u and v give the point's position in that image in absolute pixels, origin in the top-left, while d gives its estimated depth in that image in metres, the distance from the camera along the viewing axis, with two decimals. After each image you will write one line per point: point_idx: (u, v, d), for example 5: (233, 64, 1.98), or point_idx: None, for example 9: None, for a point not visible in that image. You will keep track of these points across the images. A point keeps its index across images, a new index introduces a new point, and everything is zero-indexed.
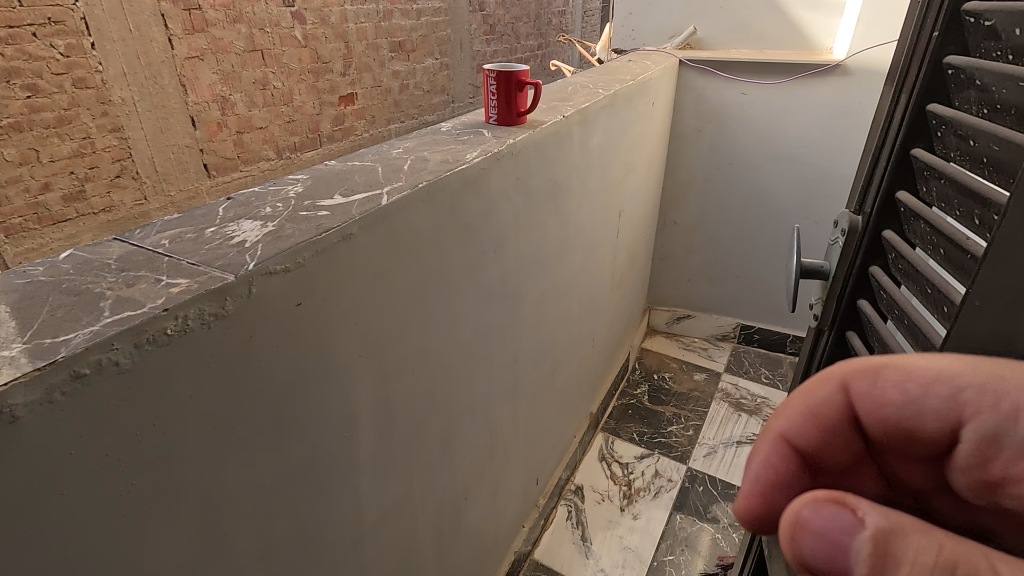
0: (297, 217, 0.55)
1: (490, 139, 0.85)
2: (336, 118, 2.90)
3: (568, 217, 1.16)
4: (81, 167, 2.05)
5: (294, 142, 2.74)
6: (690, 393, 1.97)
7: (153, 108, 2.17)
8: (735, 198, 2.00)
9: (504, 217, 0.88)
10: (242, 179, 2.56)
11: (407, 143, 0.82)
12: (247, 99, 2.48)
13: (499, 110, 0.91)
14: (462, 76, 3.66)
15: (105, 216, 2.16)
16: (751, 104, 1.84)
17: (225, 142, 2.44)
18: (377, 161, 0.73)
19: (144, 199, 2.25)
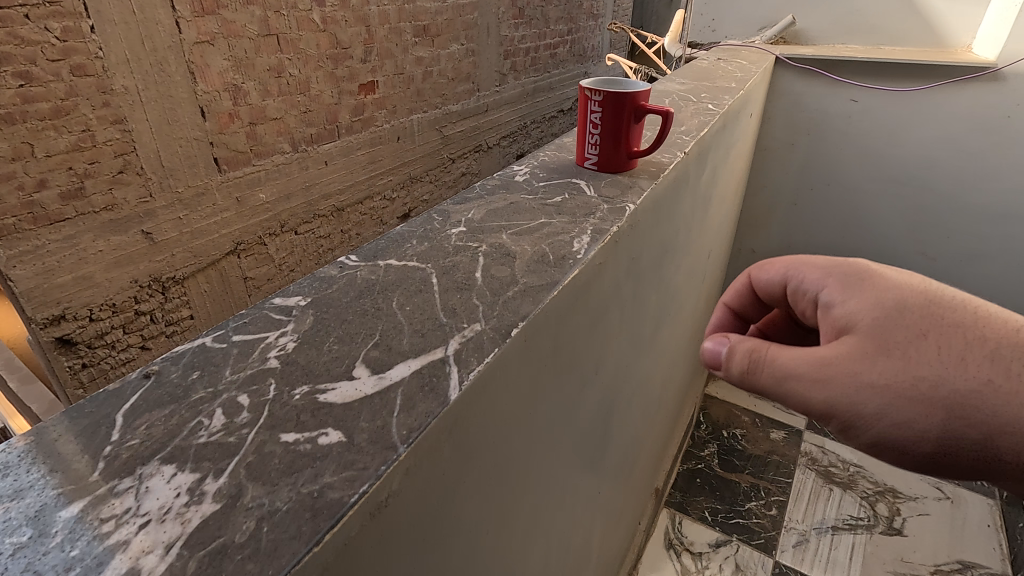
0: (265, 462, 0.26)
1: (598, 204, 0.54)
2: (355, 108, 2.17)
3: (669, 281, 0.85)
4: (81, 163, 1.45)
5: (310, 134, 2.02)
6: (768, 457, 1.66)
7: (157, 98, 1.55)
8: (830, 226, 1.66)
9: (613, 315, 0.58)
10: (252, 177, 1.86)
11: (467, 212, 0.52)
12: (261, 88, 1.81)
13: (603, 150, 0.61)
14: (489, 63, 2.87)
15: (109, 215, 1.53)
16: (862, 115, 1.48)
17: (237, 133, 1.78)
18: (427, 259, 0.43)
19: (150, 196, 1.60)
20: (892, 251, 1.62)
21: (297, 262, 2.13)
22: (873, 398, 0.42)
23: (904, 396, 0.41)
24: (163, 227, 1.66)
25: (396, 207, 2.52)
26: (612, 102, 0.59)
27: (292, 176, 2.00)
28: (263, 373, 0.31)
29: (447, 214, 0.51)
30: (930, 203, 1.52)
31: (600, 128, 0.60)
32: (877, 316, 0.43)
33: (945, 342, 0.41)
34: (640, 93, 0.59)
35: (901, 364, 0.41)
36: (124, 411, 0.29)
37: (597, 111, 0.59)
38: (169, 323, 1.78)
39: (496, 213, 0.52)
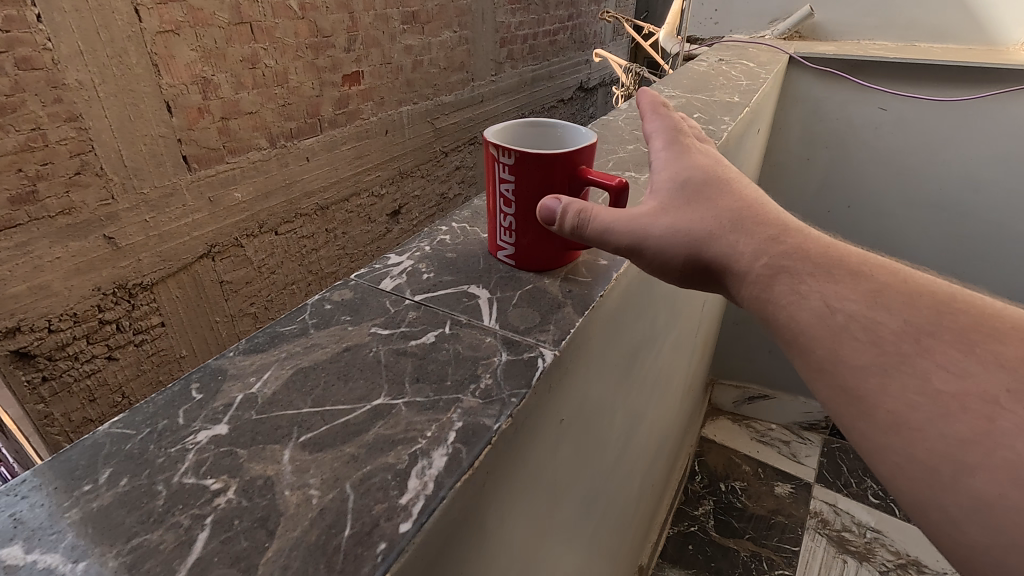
0: None
1: (494, 350, 0.32)
2: (340, 101, 1.66)
3: (641, 380, 0.65)
4: (32, 164, 1.07)
5: (290, 128, 1.54)
6: (771, 518, 1.44)
7: (118, 93, 1.15)
8: None
9: (545, 493, 0.37)
10: (226, 176, 1.40)
11: (255, 375, 0.30)
12: (233, 79, 1.36)
13: (520, 240, 0.39)
14: (485, 53, 2.24)
15: (66, 221, 1.14)
16: (894, 125, 1.24)
17: (208, 130, 1.33)
18: (97, 523, 0.22)
19: (113, 198, 1.19)
20: None
21: (281, 265, 1.63)
22: (651, 227, 0.34)
23: (677, 236, 0.34)
24: (128, 231, 1.24)
25: (385, 204, 1.95)
26: (531, 168, 0.36)
27: (272, 175, 1.52)
28: None
29: (218, 386, 0.29)
30: (968, 229, 1.30)
31: (515, 207, 0.38)
32: (689, 174, 0.37)
33: (741, 210, 0.35)
34: (576, 154, 0.36)
35: (690, 211, 0.35)
36: None
37: (508, 181, 0.37)
38: (140, 333, 1.34)
39: (301, 378, 0.30)
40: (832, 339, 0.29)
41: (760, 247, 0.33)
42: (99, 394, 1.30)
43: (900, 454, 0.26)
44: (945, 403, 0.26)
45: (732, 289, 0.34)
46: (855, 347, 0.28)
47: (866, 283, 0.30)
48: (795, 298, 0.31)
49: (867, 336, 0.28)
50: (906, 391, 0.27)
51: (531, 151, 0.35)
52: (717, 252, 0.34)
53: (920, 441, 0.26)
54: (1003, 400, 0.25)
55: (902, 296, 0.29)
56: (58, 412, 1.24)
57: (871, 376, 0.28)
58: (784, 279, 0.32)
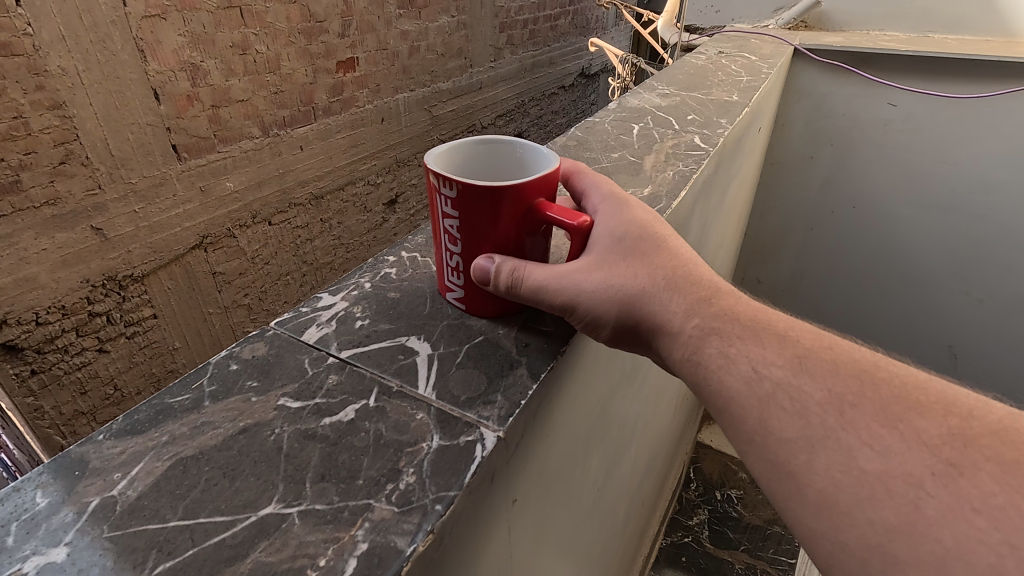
0: None
1: (429, 433, 0.26)
2: (333, 88, 1.59)
3: (623, 414, 0.60)
4: (14, 154, 1.01)
5: (283, 116, 1.47)
6: (768, 528, 1.40)
7: (104, 80, 1.08)
8: (857, 256, 1.39)
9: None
10: (218, 164, 1.34)
11: (122, 470, 0.24)
12: (223, 66, 1.29)
13: (469, 282, 0.33)
14: (485, 35, 2.16)
15: (52, 211, 1.08)
16: (904, 122, 1.17)
17: (198, 118, 1.27)
18: None
19: (99, 187, 1.13)
20: (931, 288, 1.34)
21: (274, 256, 1.57)
22: (585, 285, 0.31)
23: (610, 292, 0.31)
24: (117, 221, 1.18)
25: (380, 194, 1.88)
26: (476, 203, 0.30)
27: (265, 164, 1.45)
28: None
29: (72, 488, 0.23)
30: (976, 235, 1.22)
31: (462, 246, 0.32)
32: (625, 223, 0.34)
33: (676, 267, 0.32)
34: (531, 186, 0.30)
35: (624, 264, 0.32)
36: None
37: (452, 217, 0.31)
38: (132, 325, 1.28)
39: (177, 475, 0.24)
40: (758, 407, 0.26)
41: (691, 307, 0.31)
42: (91, 387, 1.25)
43: (836, 540, 0.22)
44: (869, 483, 0.22)
45: (660, 346, 0.31)
46: (780, 418, 0.25)
47: (788, 347, 0.28)
48: (723, 362, 0.28)
49: (793, 406, 0.25)
50: (830, 467, 0.23)
51: (476, 184, 0.30)
52: (650, 311, 0.31)
53: (851, 528, 0.22)
54: (928, 483, 0.21)
55: (825, 362, 0.26)
56: (48, 405, 1.19)
57: (797, 449, 0.25)
58: (713, 341, 0.29)
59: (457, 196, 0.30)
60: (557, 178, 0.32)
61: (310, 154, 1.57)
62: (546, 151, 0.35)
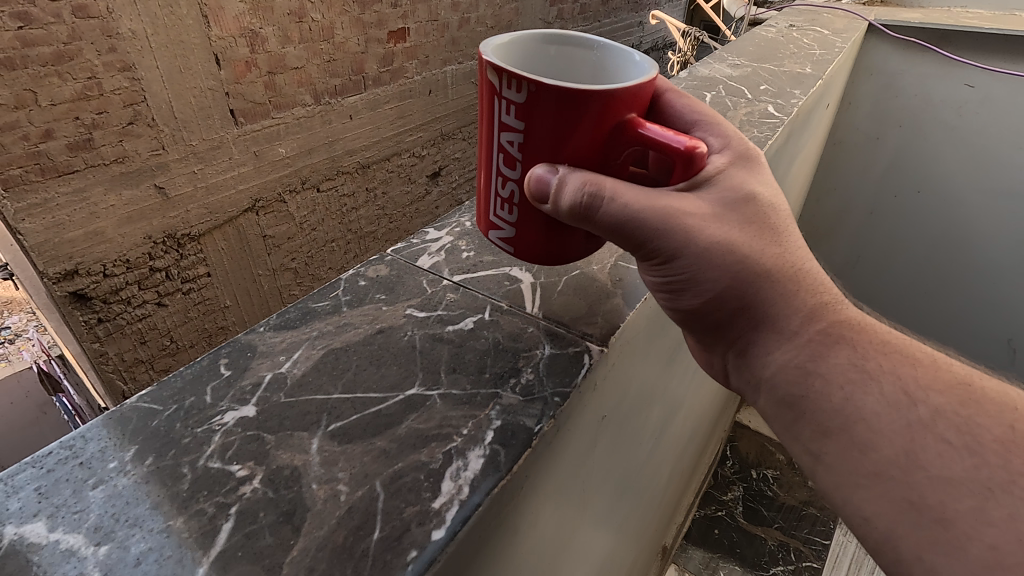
0: None
1: (537, 342, 0.30)
2: (383, 58, 1.61)
3: (680, 372, 0.63)
4: (88, 113, 1.08)
5: (335, 85, 1.51)
6: (802, 509, 1.41)
7: (169, 44, 1.14)
8: (917, 242, 1.35)
9: (573, 496, 0.37)
10: (272, 131, 1.40)
11: (285, 354, 0.29)
12: (279, 33, 1.33)
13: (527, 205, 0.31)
14: (537, 7, 2.14)
15: (121, 169, 1.15)
16: (981, 103, 1.13)
17: (255, 84, 1.32)
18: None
19: (164, 148, 1.20)
20: (995, 281, 1.30)
21: (321, 223, 1.64)
22: (699, 237, 0.29)
23: (727, 255, 0.29)
24: (177, 181, 1.25)
25: (425, 165, 1.92)
26: (555, 110, 0.28)
27: (316, 132, 1.51)
28: None
29: (242, 362, 0.28)
30: None
31: (524, 163, 0.30)
32: (753, 184, 0.32)
33: (795, 250, 0.31)
34: (621, 95, 0.28)
35: (750, 230, 0.30)
36: None
37: (516, 126, 0.29)
38: (186, 283, 1.37)
39: (332, 360, 0.28)
40: (908, 436, 0.26)
41: (815, 306, 0.30)
42: (149, 337, 1.35)
43: None
44: None
45: (762, 338, 0.31)
46: (944, 454, 0.25)
47: (948, 378, 0.27)
48: (862, 380, 0.27)
49: (959, 440, 0.25)
50: (1015, 518, 0.23)
51: (556, 88, 0.27)
52: (764, 293, 0.30)
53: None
54: None
55: (992, 403, 0.26)
56: (112, 351, 1.29)
57: (963, 491, 0.24)
58: (843, 353, 0.29)
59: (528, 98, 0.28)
60: (648, 94, 0.30)
61: (359, 122, 1.61)
62: (630, 58, 0.33)
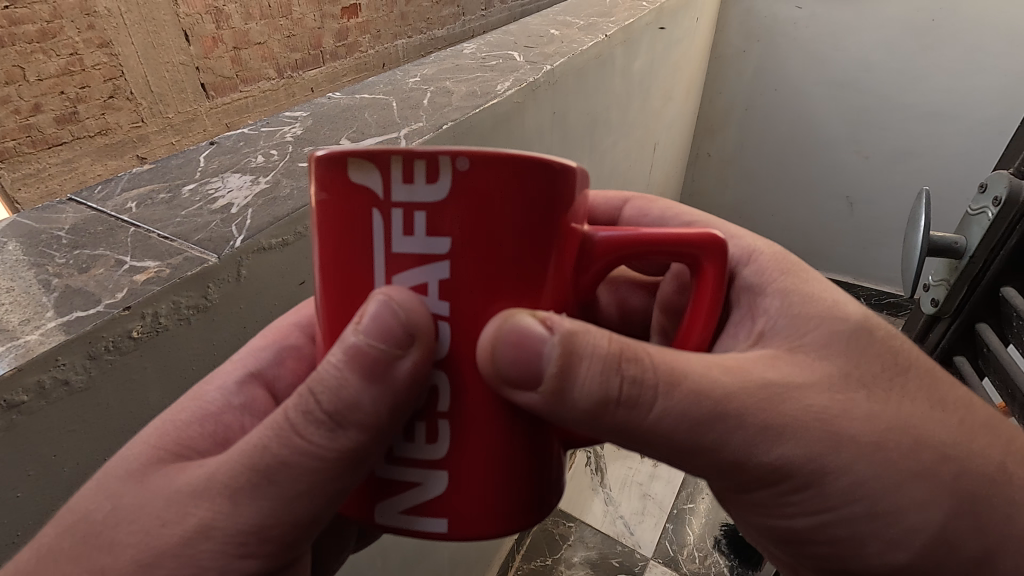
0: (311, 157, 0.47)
1: (523, 64, 0.71)
2: (339, 33, 2.42)
3: (609, 163, 1.06)
4: (72, 88, 1.72)
5: (295, 59, 2.28)
6: None
7: (142, 22, 1.77)
8: (779, 129, 1.80)
9: (546, 149, 0.76)
10: (241, 102, 2.14)
11: (424, 70, 0.69)
12: (242, 10, 2.04)
13: (467, 384, 0.29)
14: None
15: (103, 140, 1.81)
16: (807, 20, 1.61)
17: (222, 58, 2.03)
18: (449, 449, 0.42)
19: (141, 121, 1.88)
20: (835, 155, 1.75)
21: None
22: (728, 381, 0.32)
23: (805, 427, 0.33)
24: (153, 149, 1.94)
25: None
26: (468, 217, 0.27)
27: (281, 100, 2.27)
28: (284, 144, 0.49)
29: (408, 72, 0.68)
30: (864, 105, 1.65)
31: (451, 320, 0.28)
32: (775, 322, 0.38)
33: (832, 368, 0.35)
34: (572, 210, 0.29)
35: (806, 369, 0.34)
36: (203, 155, 0.47)
37: (431, 247, 0.27)
38: None
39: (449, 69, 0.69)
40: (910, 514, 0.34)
41: (896, 458, 0.34)
42: None
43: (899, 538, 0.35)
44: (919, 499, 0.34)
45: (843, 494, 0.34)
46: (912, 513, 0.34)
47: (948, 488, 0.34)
48: (912, 521, 0.34)
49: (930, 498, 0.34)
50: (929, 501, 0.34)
51: (477, 179, 0.26)
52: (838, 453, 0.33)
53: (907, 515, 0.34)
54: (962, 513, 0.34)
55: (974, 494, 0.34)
56: None
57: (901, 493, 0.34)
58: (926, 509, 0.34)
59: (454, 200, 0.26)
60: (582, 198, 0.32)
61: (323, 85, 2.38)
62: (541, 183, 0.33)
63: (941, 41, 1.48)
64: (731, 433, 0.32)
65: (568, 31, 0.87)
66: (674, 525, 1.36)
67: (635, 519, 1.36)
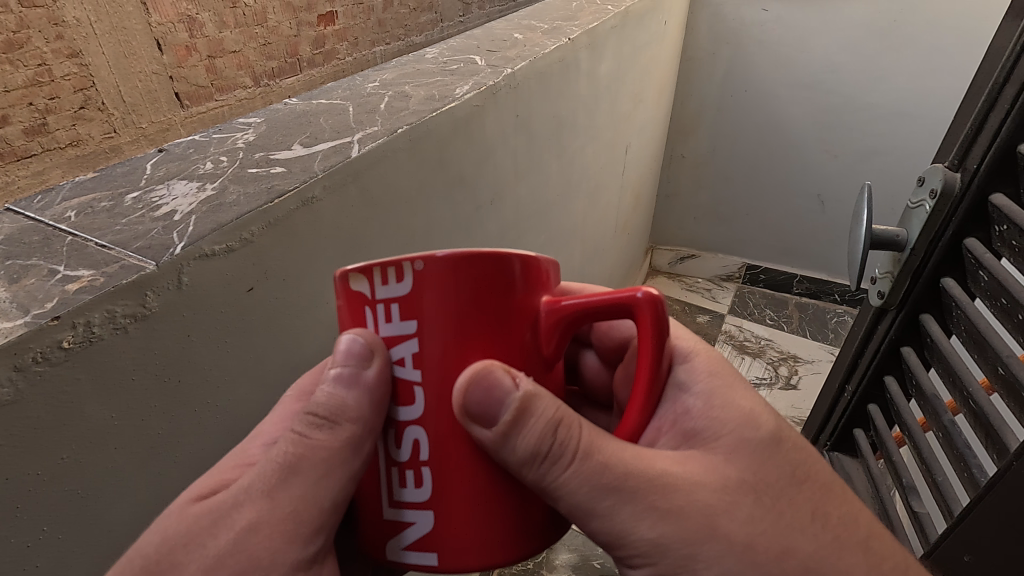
0: (260, 162, 0.47)
1: (484, 68, 0.71)
2: (316, 40, 2.41)
3: (579, 165, 1.06)
4: (41, 98, 1.67)
5: (272, 67, 2.27)
6: None
7: (112, 32, 1.74)
8: (751, 130, 1.82)
9: (510, 153, 0.77)
10: (217, 111, 2.11)
11: (383, 74, 0.69)
12: (216, 18, 2.02)
13: (442, 439, 0.33)
14: None
15: (74, 151, 1.77)
16: (775, 23, 1.63)
17: (196, 67, 2.00)
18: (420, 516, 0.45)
19: (114, 131, 1.84)
20: (805, 154, 1.78)
21: None
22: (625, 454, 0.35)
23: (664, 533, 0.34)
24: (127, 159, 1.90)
25: None
26: (431, 300, 0.31)
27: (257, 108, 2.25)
28: (235, 150, 0.49)
29: (368, 77, 0.68)
30: (831, 106, 1.68)
31: (426, 385, 0.33)
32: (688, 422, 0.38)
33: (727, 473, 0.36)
34: (517, 284, 0.33)
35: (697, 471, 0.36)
36: (150, 163, 0.47)
37: (404, 329, 0.32)
38: None
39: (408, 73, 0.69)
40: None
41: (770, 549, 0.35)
42: None
43: None
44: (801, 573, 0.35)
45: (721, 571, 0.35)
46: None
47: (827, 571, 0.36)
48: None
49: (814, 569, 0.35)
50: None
51: (432, 268, 0.31)
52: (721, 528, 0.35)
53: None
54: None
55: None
56: None
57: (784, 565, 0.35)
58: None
59: (419, 288, 0.31)
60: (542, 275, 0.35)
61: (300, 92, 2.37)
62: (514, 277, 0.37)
63: (903, 42, 1.52)
64: (620, 505, 0.34)
65: (532, 35, 0.87)
66: None
67: None
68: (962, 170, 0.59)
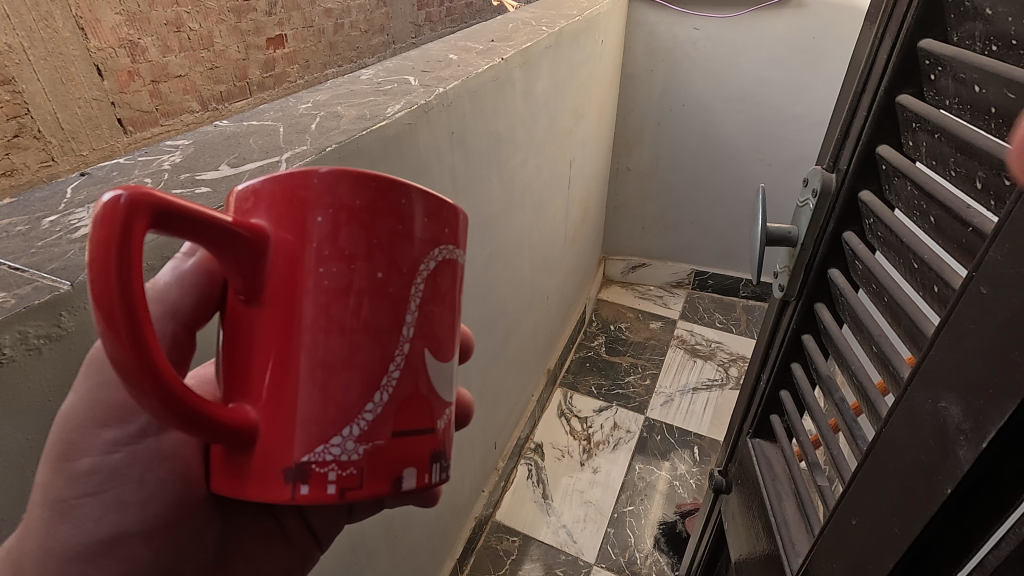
0: (183, 184, 0.47)
1: (417, 88, 0.73)
2: (265, 63, 2.39)
3: (521, 180, 1.10)
4: None
5: (220, 91, 2.25)
6: (646, 342, 1.95)
7: (50, 59, 1.68)
8: (690, 142, 1.90)
9: (447, 169, 0.79)
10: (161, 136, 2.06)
11: (314, 96, 0.70)
12: (159, 43, 1.99)
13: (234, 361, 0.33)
14: None
15: (7, 181, 1.66)
16: (705, 41, 1.72)
17: (139, 92, 1.96)
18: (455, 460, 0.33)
19: (51, 159, 1.76)
20: (741, 163, 1.88)
21: None
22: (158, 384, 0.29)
23: None
24: None
25: None
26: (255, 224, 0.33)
27: None
28: (159, 173, 0.49)
29: (300, 99, 0.69)
30: (762, 117, 1.78)
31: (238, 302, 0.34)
32: None
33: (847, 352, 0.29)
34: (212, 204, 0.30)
35: None
36: (71, 187, 0.47)
37: None
38: None
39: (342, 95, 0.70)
40: None
41: None
42: None
43: None
44: None
45: None
46: None
47: None
48: None
49: None
50: None
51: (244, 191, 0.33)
52: None
53: None
54: None
55: None
56: None
57: None
58: None
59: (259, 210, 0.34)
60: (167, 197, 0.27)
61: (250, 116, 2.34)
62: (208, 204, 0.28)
63: (822, 58, 1.63)
64: None
65: (466, 56, 0.90)
66: (615, 529, 1.38)
67: (577, 526, 1.38)
68: (839, 165, 0.55)
